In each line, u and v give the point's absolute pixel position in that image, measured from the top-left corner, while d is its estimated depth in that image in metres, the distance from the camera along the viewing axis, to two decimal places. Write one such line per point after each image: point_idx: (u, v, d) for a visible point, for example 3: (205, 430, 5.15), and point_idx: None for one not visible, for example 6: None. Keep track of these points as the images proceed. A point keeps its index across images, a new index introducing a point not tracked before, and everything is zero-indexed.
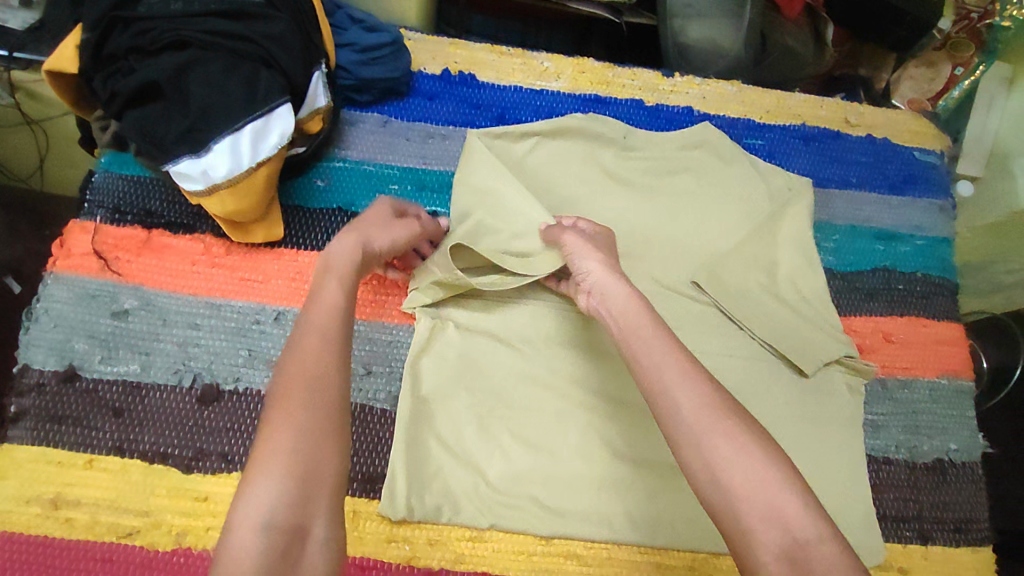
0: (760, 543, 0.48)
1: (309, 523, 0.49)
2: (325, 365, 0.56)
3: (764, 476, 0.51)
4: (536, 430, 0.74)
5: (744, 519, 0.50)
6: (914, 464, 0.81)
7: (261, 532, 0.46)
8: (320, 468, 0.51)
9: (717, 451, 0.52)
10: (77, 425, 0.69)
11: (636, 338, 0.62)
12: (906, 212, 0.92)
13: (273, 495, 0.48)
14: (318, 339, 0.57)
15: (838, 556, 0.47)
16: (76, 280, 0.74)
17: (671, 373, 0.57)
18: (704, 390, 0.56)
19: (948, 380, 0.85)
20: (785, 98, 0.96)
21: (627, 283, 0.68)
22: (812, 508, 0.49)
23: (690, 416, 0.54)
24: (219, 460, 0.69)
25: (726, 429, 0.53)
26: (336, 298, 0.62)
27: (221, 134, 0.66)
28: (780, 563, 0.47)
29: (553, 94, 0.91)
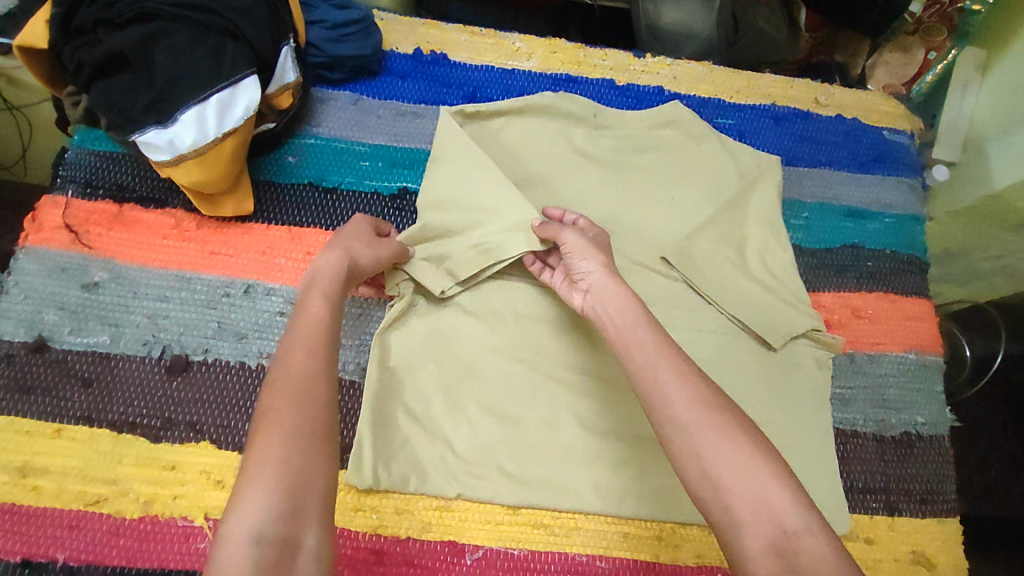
0: (750, 538, 0.49)
1: (301, 536, 0.47)
2: (309, 374, 0.56)
3: (752, 469, 0.51)
4: (503, 401, 0.75)
5: (733, 511, 0.50)
6: (881, 437, 0.81)
7: (253, 545, 0.45)
8: (311, 477, 0.50)
9: (706, 448, 0.53)
10: (46, 395, 0.69)
11: (630, 339, 0.62)
12: (875, 191, 0.93)
13: (263, 507, 0.47)
14: (297, 348, 0.58)
15: (827, 547, 0.47)
16: (47, 253, 0.74)
17: (663, 371, 0.58)
18: (695, 386, 0.57)
19: (916, 355, 0.86)
20: (757, 79, 0.97)
21: (623, 283, 0.68)
22: (801, 501, 0.50)
23: (683, 412, 0.55)
24: (187, 430, 0.70)
25: (720, 426, 0.54)
26: (319, 310, 0.62)
27: (187, 105, 0.67)
28: (770, 556, 0.47)
29: (524, 73, 0.91)
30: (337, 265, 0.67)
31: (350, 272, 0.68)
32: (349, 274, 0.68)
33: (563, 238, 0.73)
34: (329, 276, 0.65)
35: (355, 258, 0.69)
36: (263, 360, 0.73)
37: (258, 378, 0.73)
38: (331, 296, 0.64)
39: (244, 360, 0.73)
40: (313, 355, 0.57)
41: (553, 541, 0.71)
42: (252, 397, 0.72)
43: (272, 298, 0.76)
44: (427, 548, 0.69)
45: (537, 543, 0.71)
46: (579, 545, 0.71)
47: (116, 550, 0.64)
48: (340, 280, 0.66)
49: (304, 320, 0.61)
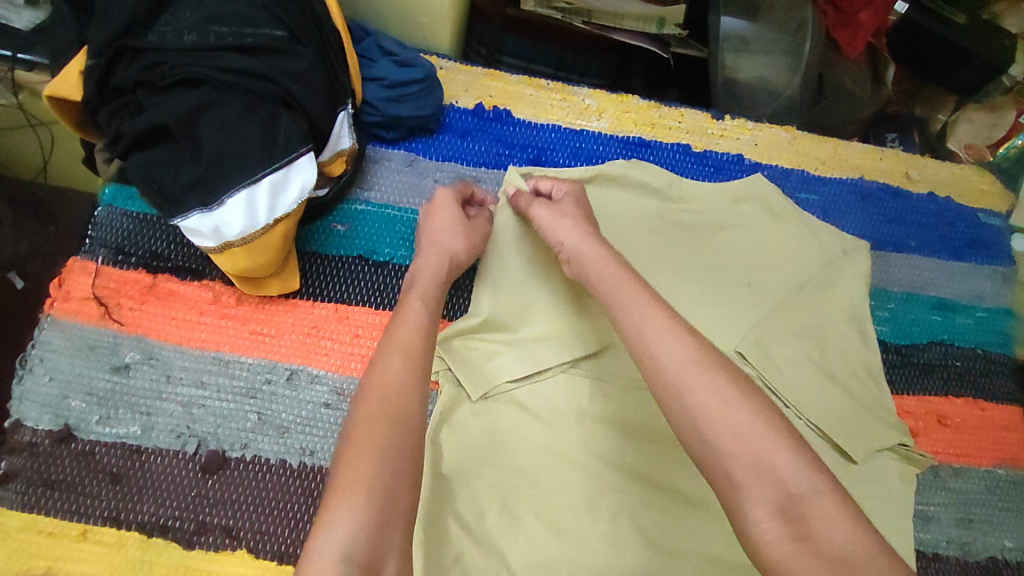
0: (753, 500, 0.45)
1: (383, 563, 0.47)
2: (405, 395, 0.55)
3: (753, 427, 0.47)
4: (563, 513, 0.68)
5: (734, 475, 0.46)
6: (966, 563, 0.75)
7: (341, 565, 0.45)
8: (399, 499, 0.50)
9: (702, 407, 0.48)
10: (70, 491, 0.64)
11: (618, 304, 0.58)
12: (966, 280, 0.86)
13: (354, 525, 0.47)
14: (393, 357, 0.57)
15: (838, 510, 0.44)
16: (75, 328, 0.68)
17: (653, 332, 0.54)
18: (689, 344, 0.52)
19: (1005, 470, 0.79)
20: (843, 149, 0.90)
21: (606, 246, 0.65)
22: (809, 461, 0.46)
23: (673, 371, 0.50)
24: (222, 536, 0.64)
25: (712, 382, 0.49)
26: (419, 316, 0.62)
27: (236, 187, 0.59)
28: (774, 519, 0.44)
29: (594, 135, 0.84)
30: (435, 267, 0.68)
31: (450, 266, 0.69)
32: (449, 270, 0.69)
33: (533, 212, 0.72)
34: (431, 274, 0.67)
35: (453, 252, 0.69)
36: (305, 457, 0.67)
37: (299, 477, 0.67)
38: (429, 299, 0.64)
39: (285, 458, 0.67)
40: (411, 371, 0.57)
41: None
42: (292, 499, 0.66)
43: (316, 386, 0.70)
44: None
45: None
46: None
47: None
48: (441, 283, 0.67)
49: (403, 323, 0.61)
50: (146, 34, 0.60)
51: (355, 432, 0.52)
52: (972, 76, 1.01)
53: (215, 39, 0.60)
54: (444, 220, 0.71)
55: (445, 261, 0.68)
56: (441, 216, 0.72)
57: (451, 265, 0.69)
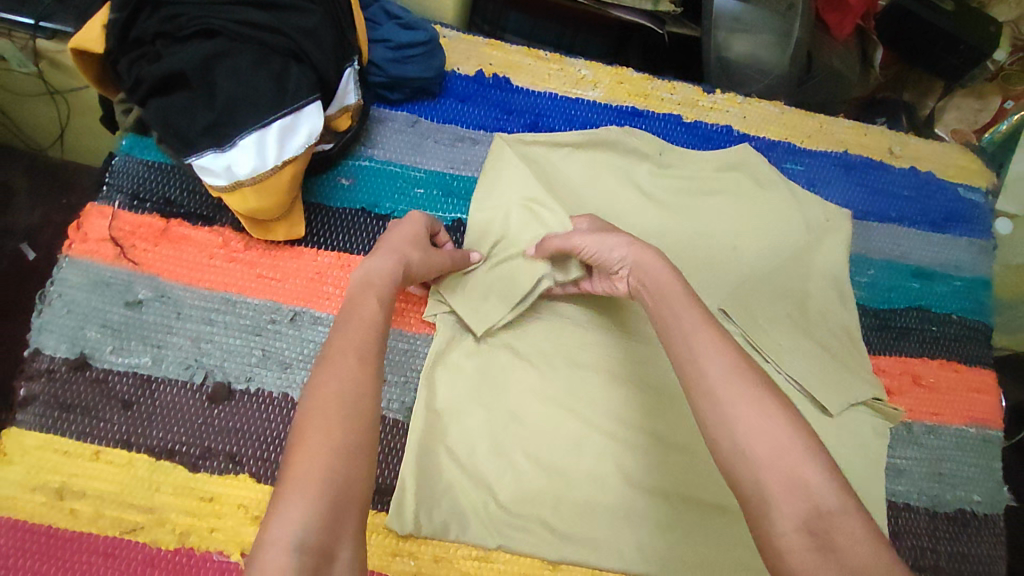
0: (782, 514, 0.42)
1: (339, 548, 0.44)
2: (363, 388, 0.52)
3: (790, 441, 0.44)
4: (549, 451, 0.73)
5: (766, 488, 0.43)
6: (934, 513, 0.80)
7: (294, 554, 0.41)
8: (353, 488, 0.47)
9: (744, 423, 0.46)
10: (85, 415, 0.68)
11: (665, 310, 0.56)
12: (945, 251, 0.90)
13: (307, 513, 0.43)
14: (348, 353, 0.54)
15: (864, 528, 0.41)
16: (92, 266, 0.72)
17: (703, 340, 0.51)
18: (734, 354, 0.50)
19: (976, 429, 0.83)
20: (828, 123, 0.93)
21: (659, 254, 0.62)
22: (836, 477, 0.43)
23: (717, 383, 0.48)
24: (226, 461, 0.68)
25: (755, 396, 0.47)
26: (375, 316, 0.59)
27: (247, 129, 0.64)
28: (802, 535, 0.41)
29: (589, 103, 0.88)
30: (390, 271, 0.63)
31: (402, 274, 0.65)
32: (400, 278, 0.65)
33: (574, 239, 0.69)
34: (383, 281, 0.62)
35: (407, 262, 0.66)
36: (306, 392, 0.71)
37: None
38: (384, 298, 0.60)
39: (288, 392, 0.71)
40: (365, 359, 0.54)
41: None
42: None
43: (318, 327, 0.74)
44: None
45: None
46: None
47: None
48: (395, 282, 0.63)
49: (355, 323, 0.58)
50: None
51: (311, 413, 0.49)
52: (957, 62, 1.04)
53: None
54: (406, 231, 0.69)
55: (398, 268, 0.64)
56: (405, 230, 0.69)
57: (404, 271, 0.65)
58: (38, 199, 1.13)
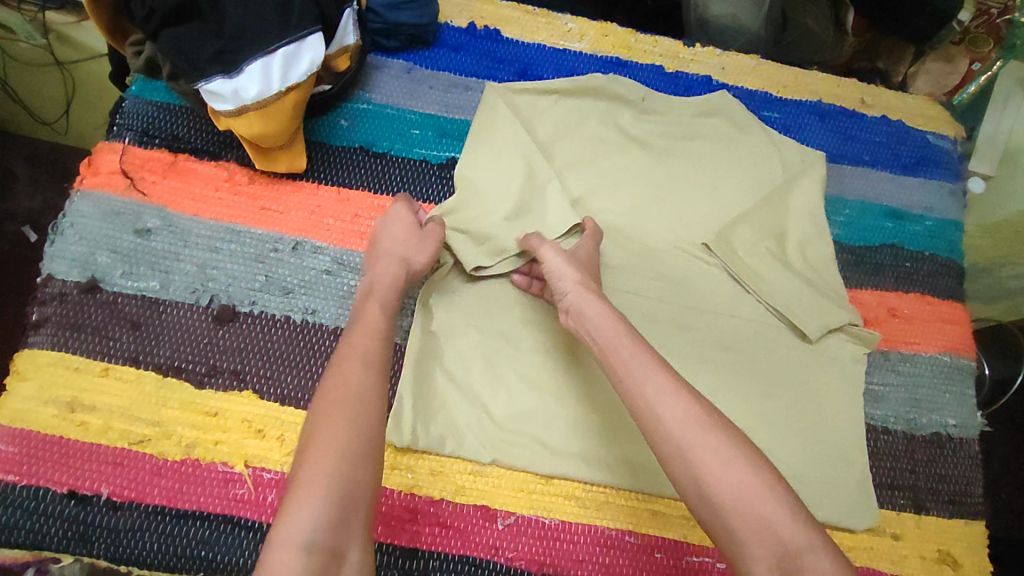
0: (756, 562, 0.51)
1: (346, 549, 0.52)
2: (366, 402, 0.58)
3: (754, 489, 0.53)
4: (540, 372, 0.76)
5: (736, 531, 0.52)
6: (912, 436, 0.83)
7: (302, 554, 0.50)
8: (357, 493, 0.54)
9: (704, 469, 0.54)
10: (95, 334, 0.70)
11: (620, 359, 0.61)
12: (917, 194, 0.94)
13: (315, 519, 0.51)
14: (354, 363, 0.61)
15: (829, 565, 0.50)
16: (102, 197, 0.75)
17: (655, 391, 0.58)
18: (686, 401, 0.57)
19: (950, 357, 0.87)
20: (803, 75, 0.97)
21: (605, 302, 0.67)
22: (801, 517, 0.52)
23: (678, 432, 0.55)
24: (231, 377, 0.71)
25: (716, 444, 0.54)
26: (377, 323, 0.65)
27: (254, 56, 0.67)
28: (774, 573, 0.51)
29: (575, 54, 0.92)
30: (392, 279, 0.69)
31: (408, 274, 0.71)
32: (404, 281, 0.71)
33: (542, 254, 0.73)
34: (388, 285, 0.69)
35: (409, 260, 0.71)
36: (308, 316, 0.74)
37: (301, 332, 0.74)
38: (387, 305, 0.67)
39: (289, 314, 0.74)
40: (369, 371, 0.61)
41: (582, 513, 0.72)
42: (296, 351, 0.73)
43: (319, 256, 0.77)
44: (459, 510, 0.71)
45: (567, 514, 0.72)
46: (608, 519, 0.72)
47: (159, 489, 0.66)
48: (397, 289, 0.69)
49: (361, 330, 0.64)
50: None
51: (319, 427, 0.56)
52: (924, 22, 1.08)
53: None
54: (398, 230, 0.73)
55: (403, 269, 0.70)
56: (397, 227, 0.73)
57: (407, 274, 0.70)
58: (37, 185, 1.16)
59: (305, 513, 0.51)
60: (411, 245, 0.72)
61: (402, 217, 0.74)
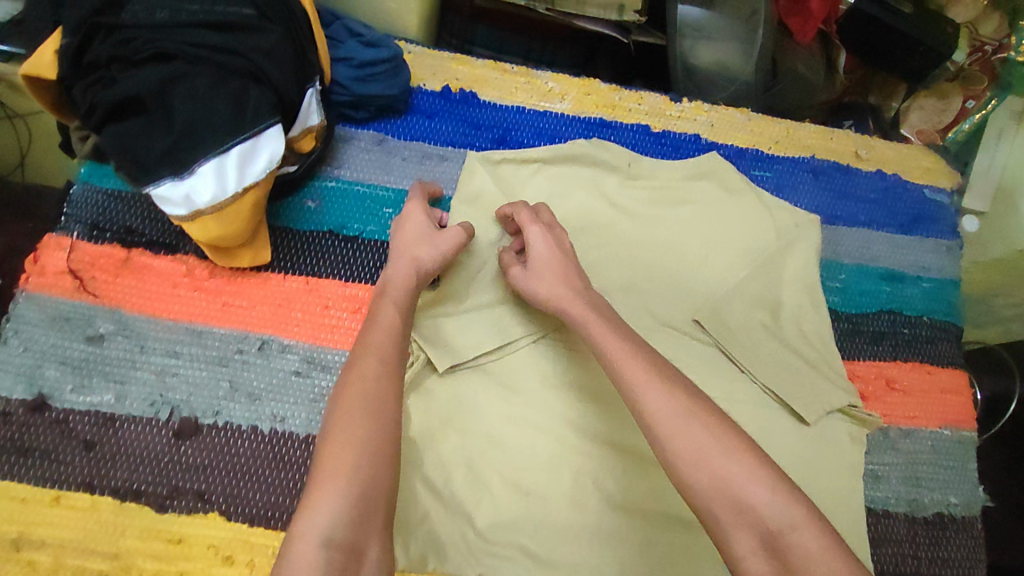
0: (737, 538, 0.48)
1: (365, 546, 0.50)
2: (385, 406, 0.57)
3: (730, 470, 0.50)
4: (527, 475, 0.72)
5: (718, 518, 0.49)
6: (913, 518, 0.80)
7: (323, 549, 0.48)
8: (378, 486, 0.53)
9: (679, 454, 0.52)
10: (45, 458, 0.65)
11: (603, 350, 0.61)
12: (914, 253, 0.90)
13: (335, 512, 0.50)
14: (370, 359, 0.59)
15: (815, 544, 0.47)
16: (49, 300, 0.69)
17: (635, 374, 0.57)
18: (671, 391, 0.55)
19: (951, 431, 0.84)
20: (797, 129, 0.93)
21: (586, 295, 0.67)
22: (788, 496, 0.49)
23: (659, 419, 0.54)
24: (195, 499, 0.66)
25: (692, 428, 0.52)
26: (394, 321, 0.63)
27: (205, 157, 0.61)
28: (761, 555, 0.47)
29: (557, 116, 0.87)
30: (407, 276, 0.67)
31: (419, 274, 0.68)
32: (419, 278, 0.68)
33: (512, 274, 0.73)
34: (400, 286, 0.66)
35: (419, 260, 0.69)
36: (276, 424, 0.69)
37: (271, 443, 0.69)
38: (400, 303, 0.65)
39: (257, 424, 0.69)
40: (387, 367, 0.59)
41: None
42: (266, 466, 0.68)
43: (287, 356, 0.72)
44: None
45: None
46: None
47: None
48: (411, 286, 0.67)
49: (376, 328, 0.62)
50: (120, 12, 0.62)
51: (336, 421, 0.55)
52: (916, 62, 1.04)
53: (187, 15, 0.63)
54: (413, 229, 0.71)
55: (413, 270, 0.67)
56: (410, 228, 0.71)
57: (418, 272, 0.68)
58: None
59: (321, 507, 0.50)
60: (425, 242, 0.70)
61: (416, 217, 0.72)
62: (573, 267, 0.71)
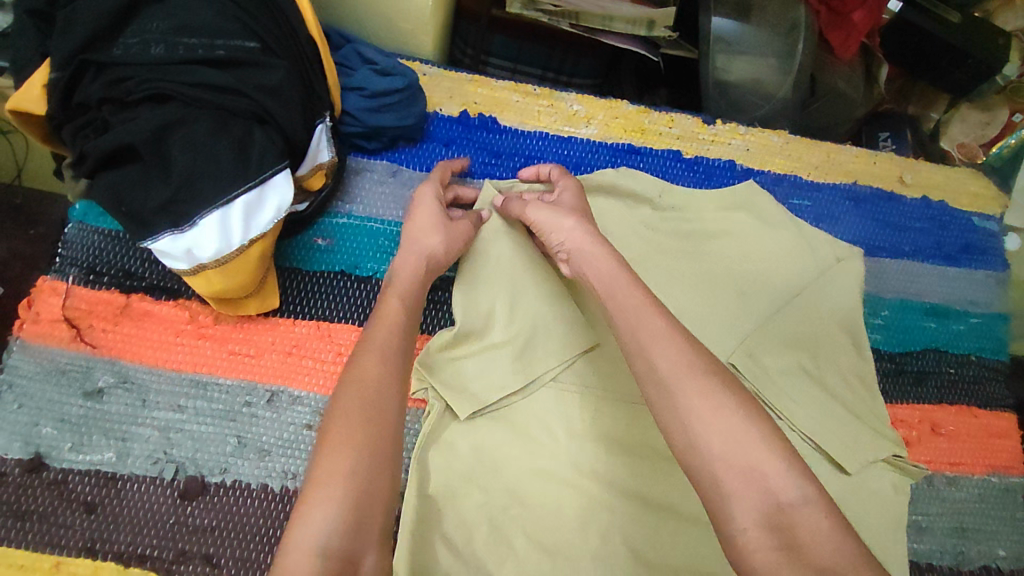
0: (740, 507, 0.45)
1: (360, 556, 0.46)
2: (387, 407, 0.52)
3: (743, 432, 0.47)
4: (553, 532, 0.67)
5: (722, 481, 0.46)
6: (959, 572, 0.74)
7: (318, 559, 0.43)
8: (378, 491, 0.48)
9: (693, 412, 0.48)
10: (43, 522, 0.61)
11: (615, 305, 0.58)
12: (961, 287, 0.85)
13: (332, 517, 0.45)
14: (372, 358, 0.55)
15: (825, 521, 0.44)
16: (45, 352, 0.66)
17: (648, 334, 0.54)
18: (684, 346, 0.52)
19: (998, 478, 0.79)
20: (837, 153, 0.89)
21: (605, 246, 0.64)
22: (798, 469, 0.46)
23: (669, 374, 0.51)
24: (203, 564, 0.61)
25: (703, 387, 0.49)
26: (398, 317, 0.60)
27: (208, 208, 0.57)
28: (761, 527, 0.44)
29: (582, 142, 0.83)
30: (414, 264, 0.66)
31: (428, 266, 0.67)
32: (428, 271, 0.67)
33: (528, 213, 0.71)
34: (409, 280, 0.65)
35: (431, 252, 0.67)
36: (288, 481, 0.65)
37: (282, 502, 0.64)
38: (408, 301, 0.63)
39: (267, 482, 0.65)
40: (390, 368, 0.55)
41: None
42: (277, 527, 0.63)
43: (298, 408, 0.67)
44: None
45: None
46: None
47: None
48: (419, 280, 0.65)
49: (380, 324, 0.59)
50: (113, 48, 0.57)
51: (334, 420, 0.50)
52: (964, 75, 0.97)
53: (183, 51, 0.58)
54: (423, 215, 0.69)
55: (422, 262, 0.66)
56: (422, 213, 0.70)
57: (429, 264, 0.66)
58: None
59: (316, 509, 0.45)
60: (435, 228, 0.68)
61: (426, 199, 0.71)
62: (589, 217, 0.69)
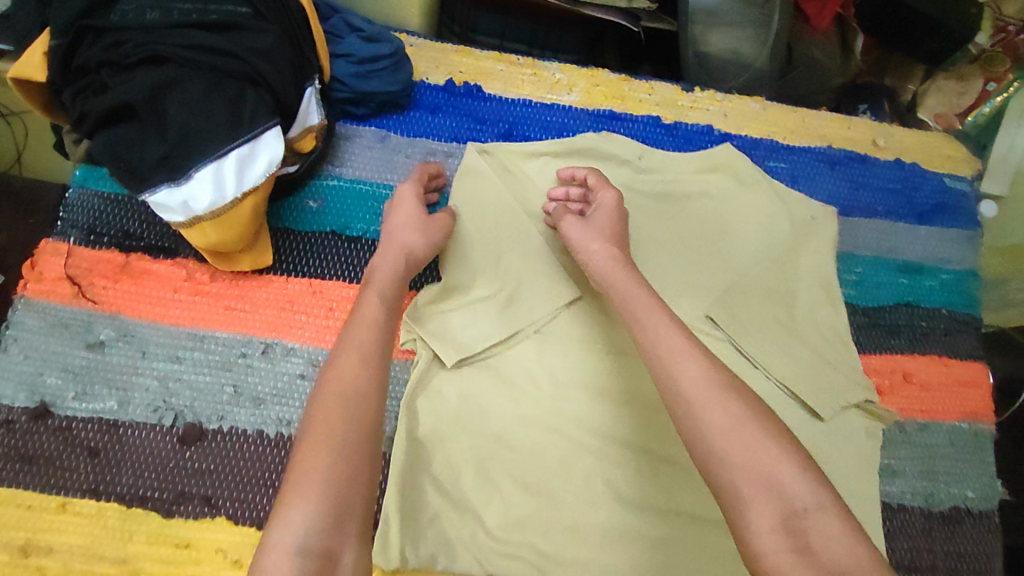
0: (758, 513, 0.45)
1: (341, 551, 0.47)
2: (365, 404, 0.53)
3: (758, 441, 0.48)
4: (537, 474, 0.70)
5: (740, 489, 0.46)
6: (929, 513, 0.77)
7: (295, 557, 0.45)
8: (355, 487, 0.49)
9: (712, 423, 0.49)
10: (49, 465, 0.65)
11: (637, 325, 0.59)
12: (933, 244, 0.88)
13: (311, 519, 0.47)
14: (351, 353, 0.56)
15: (838, 525, 0.44)
16: (48, 308, 0.69)
17: (667, 347, 0.55)
18: (701, 360, 0.53)
19: (969, 424, 0.82)
20: (810, 118, 0.92)
21: (632, 270, 0.66)
22: (811, 474, 0.46)
23: (691, 387, 0.51)
24: (202, 504, 0.65)
25: (725, 400, 0.50)
26: (377, 312, 0.61)
27: (203, 161, 0.60)
28: (778, 531, 0.44)
29: (564, 109, 0.86)
30: (392, 263, 0.66)
31: (407, 261, 0.68)
32: (407, 266, 0.68)
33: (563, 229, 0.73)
34: (388, 271, 0.65)
35: (409, 247, 0.69)
36: (283, 427, 0.68)
37: (276, 447, 0.68)
38: (386, 295, 0.63)
39: (262, 428, 0.68)
40: (368, 362, 0.56)
41: None
42: (272, 470, 0.67)
43: (292, 359, 0.71)
44: None
45: None
46: None
47: None
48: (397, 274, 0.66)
49: (359, 320, 0.60)
50: (109, 13, 0.61)
51: (315, 420, 0.52)
52: (938, 44, 1.00)
53: (179, 17, 0.62)
54: (401, 214, 0.71)
55: (403, 258, 0.67)
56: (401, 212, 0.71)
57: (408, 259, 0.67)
58: None
59: (292, 513, 0.47)
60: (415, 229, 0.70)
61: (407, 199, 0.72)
62: (624, 237, 0.71)
